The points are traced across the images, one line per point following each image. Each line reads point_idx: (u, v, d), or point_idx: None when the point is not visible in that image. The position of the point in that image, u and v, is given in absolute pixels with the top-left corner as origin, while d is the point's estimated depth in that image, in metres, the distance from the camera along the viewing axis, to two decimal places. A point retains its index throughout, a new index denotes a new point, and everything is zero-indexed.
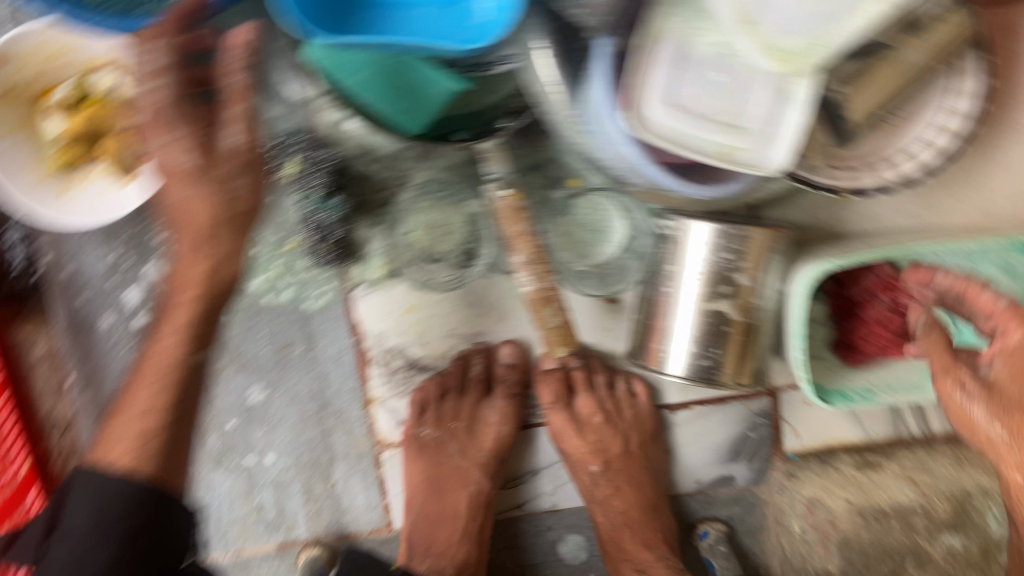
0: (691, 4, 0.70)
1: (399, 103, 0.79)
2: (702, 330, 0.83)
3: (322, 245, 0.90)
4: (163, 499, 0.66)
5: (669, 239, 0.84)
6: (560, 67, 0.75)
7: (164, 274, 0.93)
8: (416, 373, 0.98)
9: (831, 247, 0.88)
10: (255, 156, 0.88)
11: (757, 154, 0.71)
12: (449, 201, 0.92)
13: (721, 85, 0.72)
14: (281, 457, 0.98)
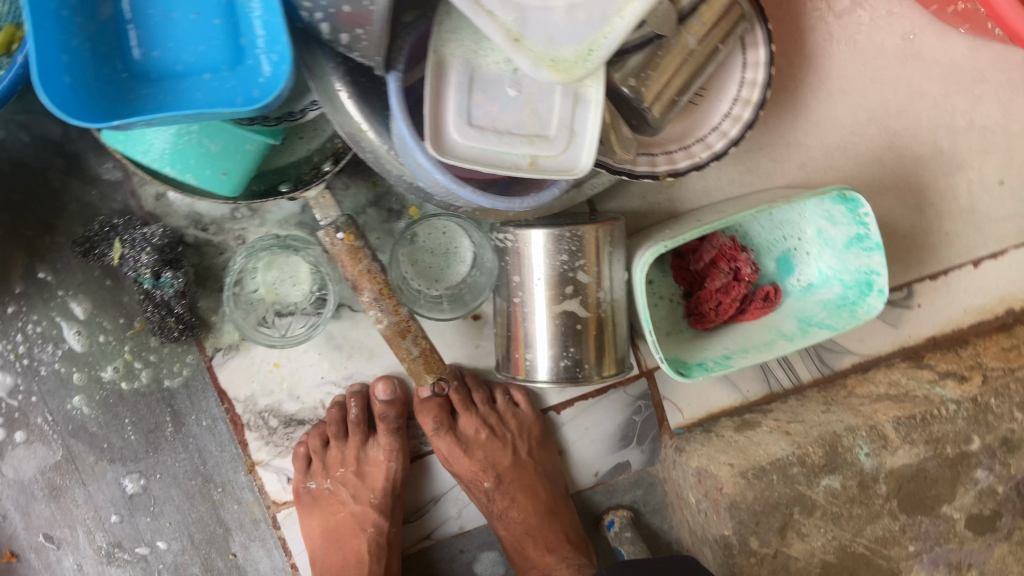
0: (472, 26, 0.72)
1: (208, 167, 0.78)
2: (556, 333, 0.85)
3: (169, 321, 0.88)
4: None
5: (507, 251, 0.85)
6: (359, 104, 0.75)
7: (10, 382, 0.89)
8: (295, 428, 0.97)
9: (665, 229, 0.92)
10: (81, 244, 0.86)
11: (564, 159, 0.75)
12: (292, 252, 0.90)
13: (517, 99, 0.74)
14: (173, 541, 0.96)
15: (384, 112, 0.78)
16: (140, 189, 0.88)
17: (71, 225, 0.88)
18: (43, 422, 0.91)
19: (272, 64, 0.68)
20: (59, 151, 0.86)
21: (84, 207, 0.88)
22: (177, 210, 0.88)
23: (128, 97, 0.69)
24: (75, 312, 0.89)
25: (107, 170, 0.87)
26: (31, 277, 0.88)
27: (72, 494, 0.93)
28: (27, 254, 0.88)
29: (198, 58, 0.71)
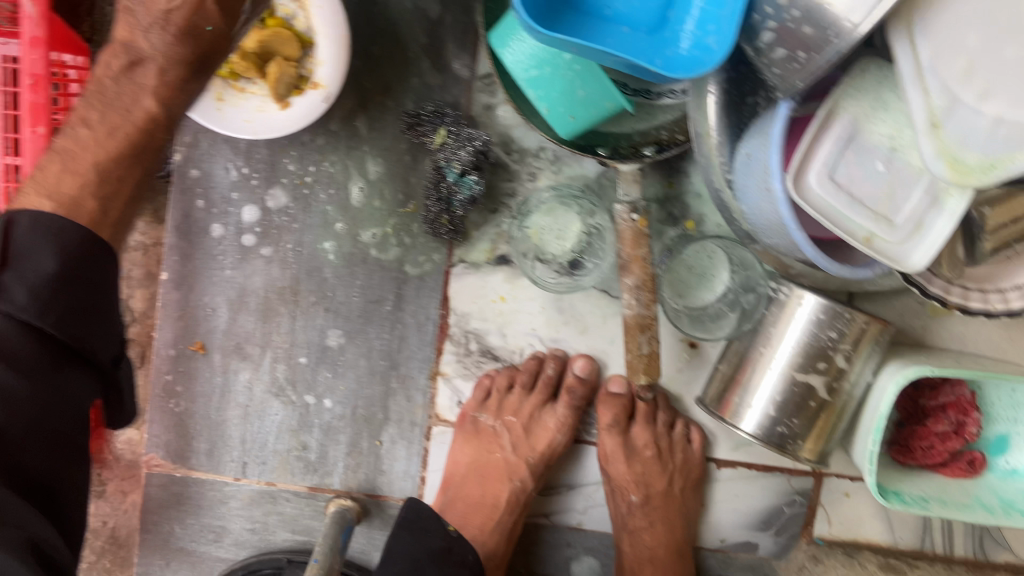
0: (874, 92, 0.74)
1: (563, 105, 0.83)
2: (786, 399, 0.85)
3: (442, 217, 0.93)
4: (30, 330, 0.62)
5: (777, 301, 0.87)
6: (721, 111, 0.80)
7: (283, 201, 0.95)
8: (487, 361, 1.00)
9: (916, 354, 0.91)
10: (411, 119, 0.92)
11: (896, 248, 0.75)
12: (571, 208, 0.93)
13: (881, 175, 0.75)
14: (338, 405, 1.00)
15: (737, 129, 0.82)
16: (476, 93, 0.93)
17: (403, 96, 0.93)
18: (291, 248, 0.96)
19: (694, 42, 0.72)
20: (427, 27, 0.91)
21: (422, 86, 0.92)
22: (497, 126, 0.93)
23: (556, 15, 0.74)
24: (368, 170, 0.94)
25: (460, 65, 0.92)
26: (348, 123, 0.93)
27: (279, 321, 0.98)
28: (356, 102, 0.93)
29: (626, 10, 0.75)
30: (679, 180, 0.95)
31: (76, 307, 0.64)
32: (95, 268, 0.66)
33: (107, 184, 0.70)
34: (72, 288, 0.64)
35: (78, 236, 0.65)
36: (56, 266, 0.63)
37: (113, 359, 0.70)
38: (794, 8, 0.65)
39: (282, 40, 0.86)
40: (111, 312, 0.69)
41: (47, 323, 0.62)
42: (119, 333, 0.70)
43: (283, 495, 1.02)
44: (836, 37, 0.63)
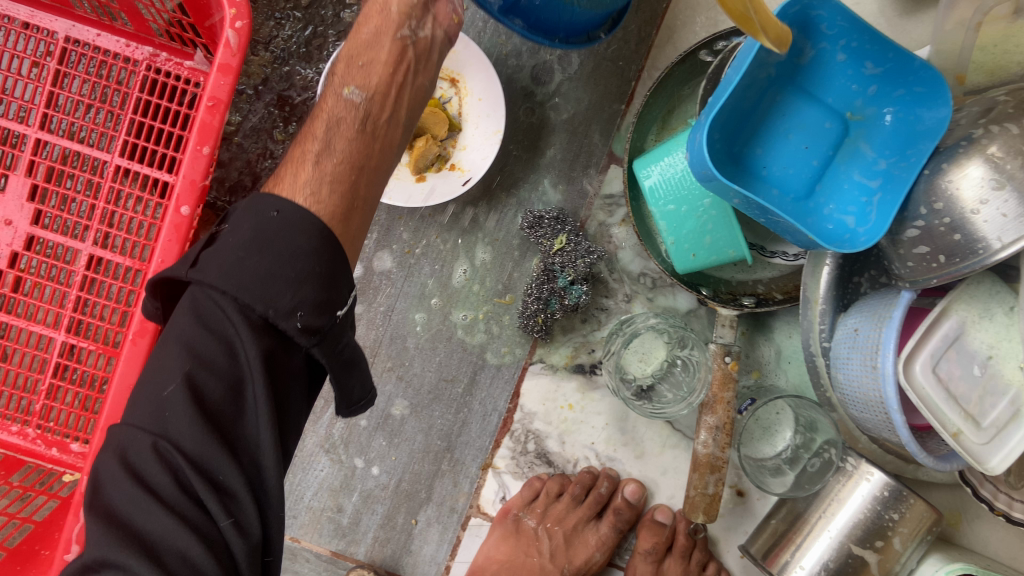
0: (984, 302, 0.80)
1: (688, 242, 0.87)
2: (838, 567, 0.87)
3: (539, 315, 0.93)
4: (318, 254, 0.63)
5: (843, 471, 0.90)
6: (831, 283, 0.86)
7: (387, 265, 0.98)
8: (539, 464, 1.00)
9: (954, 551, 0.94)
10: (531, 221, 0.94)
11: (979, 449, 0.79)
12: (660, 336, 0.94)
13: (977, 379, 0.80)
14: (384, 473, 0.99)
15: (842, 302, 0.87)
16: (594, 210, 0.97)
17: (528, 196, 0.97)
18: (382, 310, 0.98)
19: (847, 224, 0.80)
20: (564, 140, 0.97)
21: (549, 190, 0.97)
22: (608, 244, 0.97)
23: (721, 166, 0.80)
24: (476, 255, 0.97)
25: (587, 180, 0.97)
26: (469, 208, 0.97)
27: None
28: (482, 191, 0.97)
29: (782, 177, 0.83)
30: (763, 334, 1.01)
31: (263, 267, 0.59)
32: (298, 230, 0.62)
33: (328, 150, 0.70)
34: (260, 251, 0.60)
35: (280, 208, 0.63)
36: (253, 232, 0.61)
37: (304, 328, 0.60)
38: (947, 215, 0.69)
39: (438, 119, 0.88)
40: (308, 274, 0.61)
41: (232, 288, 0.58)
42: (332, 296, 0.62)
43: (305, 554, 1.00)
44: (982, 252, 0.66)
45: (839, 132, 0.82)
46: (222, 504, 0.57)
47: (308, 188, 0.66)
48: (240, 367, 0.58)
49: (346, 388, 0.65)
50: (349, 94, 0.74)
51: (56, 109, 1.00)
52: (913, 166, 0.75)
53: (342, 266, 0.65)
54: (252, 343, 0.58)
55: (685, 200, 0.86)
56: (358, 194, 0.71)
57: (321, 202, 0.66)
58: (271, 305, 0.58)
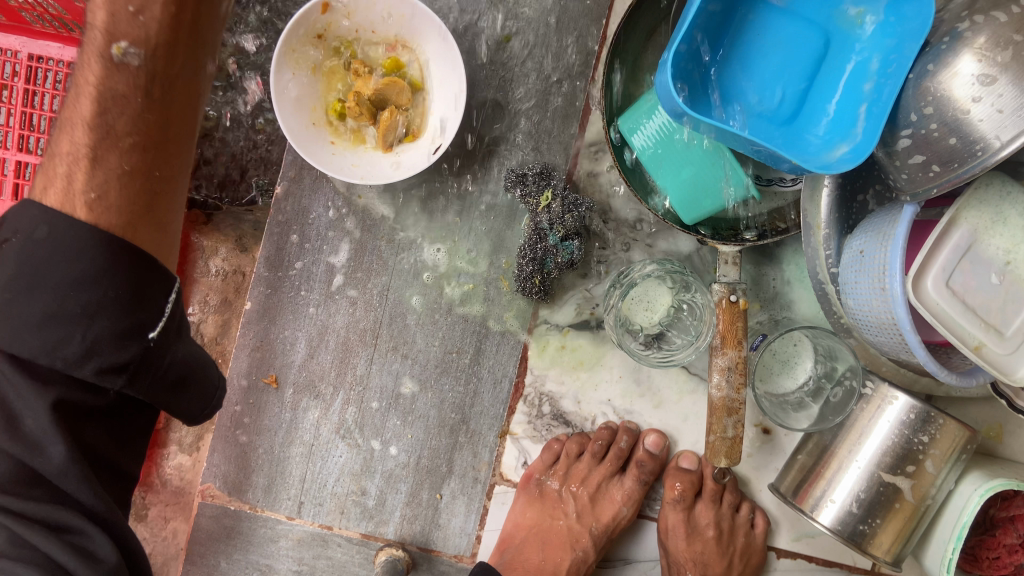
0: (996, 206, 0.75)
1: (680, 188, 0.83)
2: (870, 497, 0.84)
3: (535, 276, 0.91)
4: (135, 252, 0.61)
5: (864, 397, 0.86)
6: (833, 205, 0.82)
7: (377, 242, 0.96)
8: (557, 425, 0.99)
9: (994, 463, 0.90)
10: (516, 177, 0.91)
11: (1004, 360, 0.75)
12: (662, 282, 0.92)
13: (996, 287, 0.75)
14: (403, 453, 0.98)
15: (847, 224, 0.83)
16: (581, 159, 0.94)
17: (510, 154, 0.94)
18: (376, 290, 0.97)
19: (830, 142, 0.74)
20: (539, 91, 0.93)
21: (530, 148, 0.94)
22: (598, 194, 0.94)
23: (694, 96, 0.75)
24: (465, 223, 0.95)
25: (569, 131, 0.93)
26: (450, 174, 0.94)
27: (356, 363, 0.98)
28: (462, 154, 0.94)
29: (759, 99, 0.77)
30: (772, 267, 0.96)
31: (41, 307, 0.58)
32: (77, 252, 0.58)
33: (111, 137, 0.61)
34: (29, 289, 0.58)
35: (49, 223, 0.59)
36: (17, 261, 0.58)
37: (102, 369, 0.60)
38: (937, 120, 0.65)
39: (399, 89, 0.86)
40: (100, 305, 0.59)
41: (6, 341, 0.58)
42: (141, 315, 0.61)
43: (336, 539, 1.00)
44: (982, 153, 0.63)
45: (818, 45, 0.76)
46: (54, 534, 0.61)
47: (88, 190, 0.60)
48: (60, 462, 0.60)
49: (177, 405, 0.68)
50: (118, 54, 0.60)
51: (32, 129, 1.00)
52: (897, 72, 0.69)
53: (149, 272, 0.62)
54: (41, 398, 0.59)
55: (692, 160, 0.82)
56: (151, 186, 0.63)
57: (108, 202, 0.61)
58: (57, 354, 0.58)
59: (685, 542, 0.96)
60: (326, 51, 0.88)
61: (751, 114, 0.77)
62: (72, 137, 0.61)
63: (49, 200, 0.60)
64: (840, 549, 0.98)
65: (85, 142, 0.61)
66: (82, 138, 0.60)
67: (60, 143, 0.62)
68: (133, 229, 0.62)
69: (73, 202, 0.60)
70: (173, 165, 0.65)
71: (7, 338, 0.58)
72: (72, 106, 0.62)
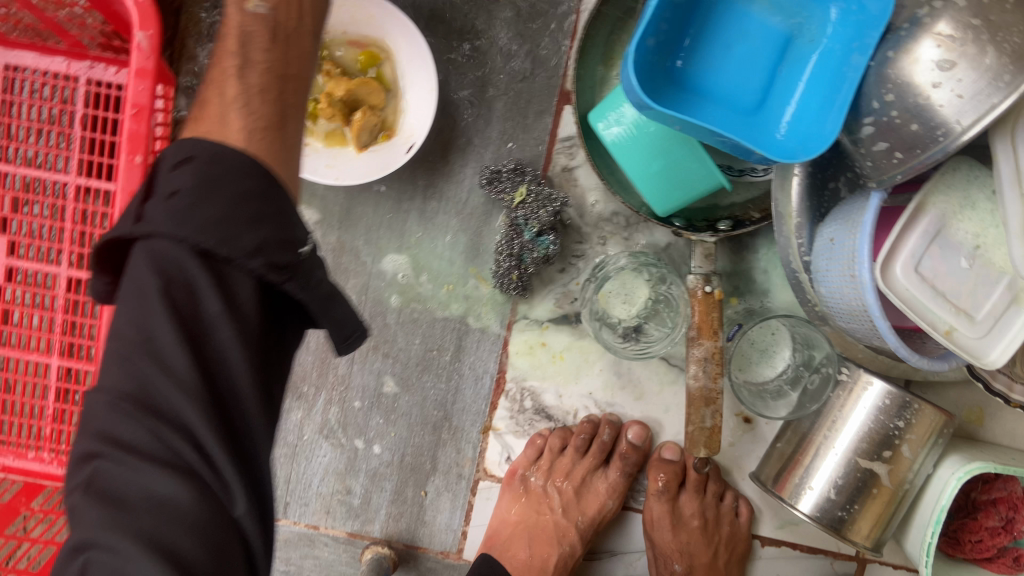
0: (963, 191, 0.76)
1: (652, 180, 0.84)
2: (849, 484, 0.85)
3: (513, 273, 0.91)
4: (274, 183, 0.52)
5: (841, 383, 0.87)
6: (803, 194, 0.82)
7: (354, 242, 0.96)
8: (539, 420, 0.99)
9: (972, 447, 0.91)
10: (489, 175, 0.91)
11: (976, 344, 0.76)
12: (639, 274, 0.92)
13: (965, 271, 0.75)
14: (387, 451, 0.99)
15: (818, 212, 0.83)
16: (555, 155, 0.94)
17: (484, 152, 0.94)
18: (355, 290, 0.97)
19: (795, 131, 0.74)
20: (512, 88, 0.93)
21: (504, 145, 0.94)
22: (572, 189, 0.95)
23: (659, 88, 0.76)
24: (442, 221, 0.95)
25: (542, 127, 0.94)
26: (425, 173, 0.95)
27: (337, 363, 0.98)
28: (437, 152, 0.94)
29: (723, 89, 0.77)
30: (748, 257, 0.97)
31: (213, 211, 0.48)
32: (240, 174, 0.51)
33: (248, 64, 0.58)
34: (206, 196, 0.48)
35: (218, 154, 0.51)
36: (196, 177, 0.49)
37: (270, 264, 0.49)
38: (899, 107, 0.65)
39: (371, 89, 0.87)
40: (262, 210, 0.50)
41: (191, 233, 0.47)
42: (292, 233, 0.52)
43: (323, 538, 1.00)
44: (944, 138, 0.63)
45: (781, 34, 0.77)
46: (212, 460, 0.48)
47: (237, 100, 0.56)
48: (173, 354, 0.47)
49: (334, 326, 0.56)
50: (251, 8, 0.59)
51: (8, 138, 1.00)
52: (859, 60, 0.69)
53: (287, 202, 0.53)
54: (221, 293, 0.48)
55: (663, 153, 0.83)
56: (287, 111, 0.59)
57: (254, 113, 0.56)
58: (228, 247, 0.48)
59: (671, 533, 0.96)
60: None
61: (717, 104, 0.77)
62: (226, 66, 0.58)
63: (208, 122, 0.55)
64: (824, 536, 1.00)
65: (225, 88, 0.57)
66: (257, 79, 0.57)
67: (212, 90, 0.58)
68: (269, 152, 0.55)
69: (226, 114, 0.55)
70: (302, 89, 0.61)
71: (166, 253, 0.48)
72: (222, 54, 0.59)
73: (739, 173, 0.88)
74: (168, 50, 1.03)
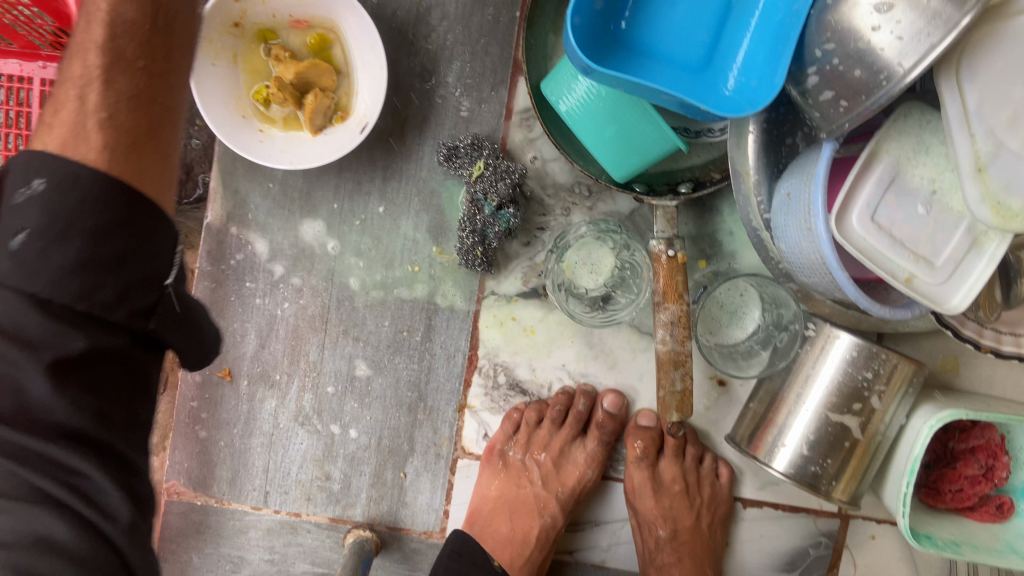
0: (917, 136, 0.75)
1: (609, 146, 0.84)
2: (820, 439, 0.85)
3: (477, 249, 0.90)
4: (139, 199, 0.51)
5: (808, 339, 0.87)
6: (759, 150, 0.81)
7: (317, 227, 0.96)
8: (514, 395, 0.99)
9: (946, 395, 0.91)
10: (447, 151, 0.91)
11: (936, 290, 0.75)
12: (603, 243, 0.92)
13: (924, 217, 0.75)
14: (363, 435, 0.99)
15: (776, 168, 0.82)
16: (513, 128, 0.94)
17: (441, 128, 0.94)
18: (321, 276, 0.97)
19: (742, 85, 0.73)
20: (465, 63, 0.93)
21: (461, 120, 0.93)
22: (532, 161, 0.94)
23: (605, 52, 0.76)
24: (403, 201, 0.95)
25: (498, 100, 0.93)
26: (384, 154, 0.94)
27: (307, 349, 0.98)
28: (394, 131, 0.94)
29: (671, 50, 0.77)
30: (713, 219, 0.96)
31: (73, 256, 0.48)
32: (102, 203, 0.50)
33: (118, 63, 0.54)
34: (62, 237, 0.48)
35: (71, 170, 0.49)
36: (42, 213, 0.48)
37: (132, 311, 0.52)
38: (841, 53, 0.65)
39: (321, 71, 0.86)
40: (126, 254, 0.50)
41: (39, 285, 0.48)
42: (155, 264, 0.53)
43: (305, 526, 1.00)
44: (887, 82, 0.62)
45: None
46: (113, 481, 0.52)
47: (100, 109, 0.53)
48: (45, 399, 0.49)
49: (193, 347, 0.61)
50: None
51: None
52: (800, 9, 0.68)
53: (155, 226, 0.53)
54: (67, 333, 0.49)
55: (614, 117, 0.82)
56: (153, 114, 0.56)
57: (117, 126, 0.54)
58: (93, 300, 0.49)
59: (653, 500, 0.96)
60: (250, 40, 0.89)
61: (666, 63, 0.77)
62: (83, 60, 0.54)
63: (55, 139, 0.52)
64: (806, 495, 1.01)
65: (91, 63, 0.54)
66: (120, 82, 0.54)
67: (74, 68, 0.55)
68: (131, 170, 0.53)
69: (84, 123, 0.53)
70: (168, 85, 0.57)
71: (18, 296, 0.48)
72: (84, 31, 0.55)
73: (697, 135, 0.88)
74: None
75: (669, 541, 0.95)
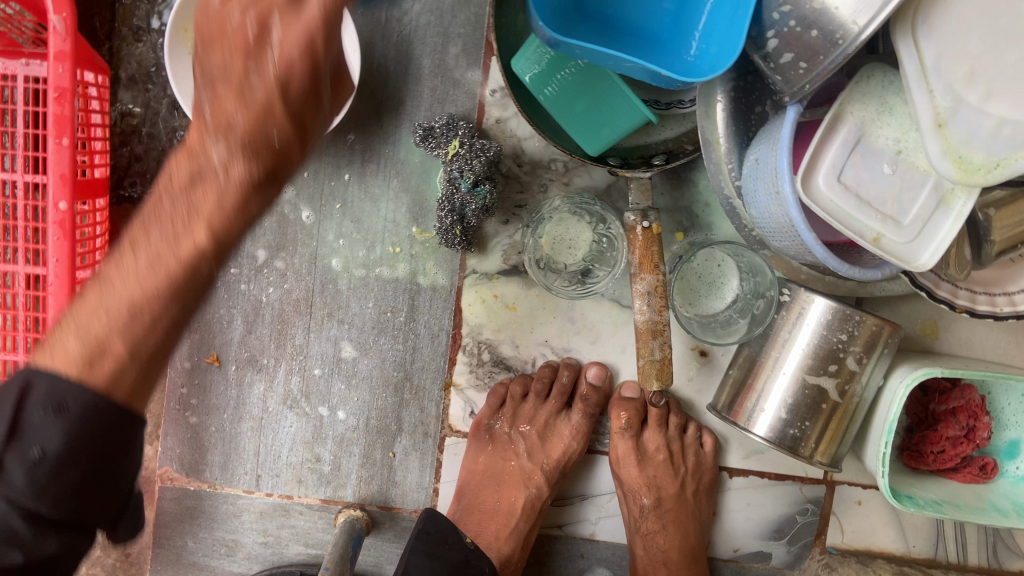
0: (880, 97, 0.76)
1: (581, 121, 0.85)
2: (798, 402, 0.86)
3: (456, 228, 0.91)
4: (134, 416, 0.52)
5: (784, 305, 0.88)
6: (727, 118, 0.82)
7: (299, 212, 0.97)
8: (499, 371, 1.01)
9: (925, 357, 0.92)
10: (424, 131, 0.91)
11: (905, 249, 0.76)
12: (580, 217, 0.93)
13: (889, 177, 0.76)
14: (351, 416, 1.00)
15: (746, 135, 0.83)
16: (487, 107, 0.95)
17: (417, 110, 0.95)
18: (305, 260, 0.98)
19: (704, 51, 0.75)
20: (438, 44, 0.94)
21: (437, 101, 0.95)
22: (508, 139, 0.95)
23: (570, 25, 0.77)
24: (382, 183, 0.96)
25: (472, 80, 0.95)
26: (361, 136, 0.96)
27: (293, 333, 1.00)
28: (370, 114, 0.95)
29: (634, 20, 0.79)
30: (689, 192, 0.98)
31: (75, 480, 0.50)
32: (106, 426, 0.51)
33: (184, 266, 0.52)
34: (71, 463, 0.49)
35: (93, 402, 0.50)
36: (58, 433, 0.49)
37: (100, 519, 0.53)
38: (797, 15, 0.66)
39: None
40: (110, 475, 0.51)
41: (32, 501, 0.49)
42: (131, 469, 0.53)
43: (297, 508, 1.02)
44: (843, 41, 0.63)
45: None
46: None
47: (134, 329, 0.52)
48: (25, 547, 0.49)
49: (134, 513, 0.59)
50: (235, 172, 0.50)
51: None
52: None
53: (135, 441, 0.53)
54: (49, 540, 0.50)
55: (587, 90, 0.83)
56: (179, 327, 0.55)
57: (151, 330, 0.52)
58: (80, 514, 0.51)
59: (639, 471, 0.97)
60: None
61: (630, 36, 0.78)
62: (135, 264, 0.52)
63: (79, 356, 0.51)
64: (790, 462, 1.02)
65: (144, 263, 0.52)
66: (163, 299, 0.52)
67: (122, 274, 0.52)
68: (140, 386, 0.52)
69: (122, 367, 0.51)
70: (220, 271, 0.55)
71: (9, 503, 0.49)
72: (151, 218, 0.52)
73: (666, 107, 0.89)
74: (107, 44, 1.03)
75: (653, 509, 0.97)
